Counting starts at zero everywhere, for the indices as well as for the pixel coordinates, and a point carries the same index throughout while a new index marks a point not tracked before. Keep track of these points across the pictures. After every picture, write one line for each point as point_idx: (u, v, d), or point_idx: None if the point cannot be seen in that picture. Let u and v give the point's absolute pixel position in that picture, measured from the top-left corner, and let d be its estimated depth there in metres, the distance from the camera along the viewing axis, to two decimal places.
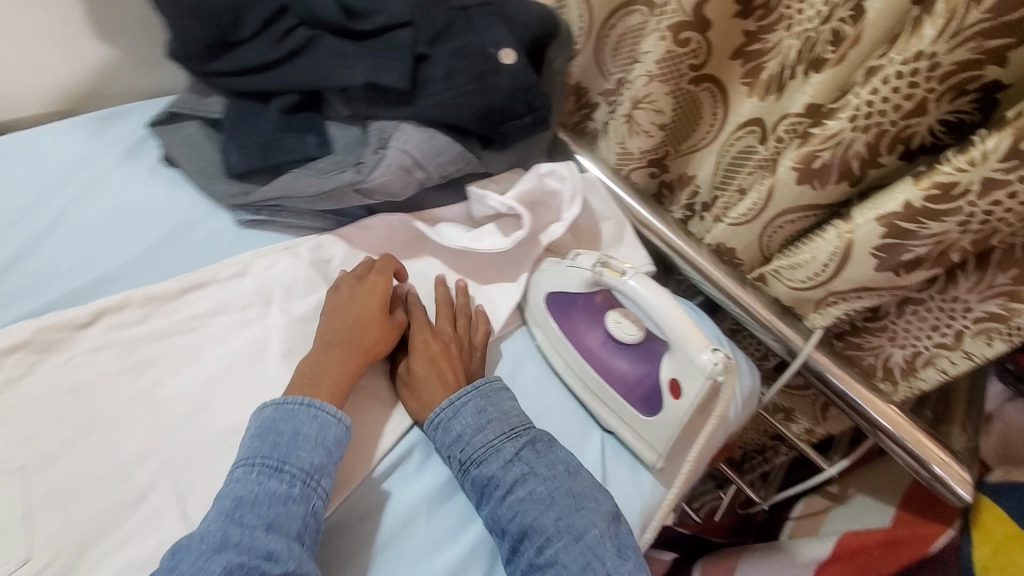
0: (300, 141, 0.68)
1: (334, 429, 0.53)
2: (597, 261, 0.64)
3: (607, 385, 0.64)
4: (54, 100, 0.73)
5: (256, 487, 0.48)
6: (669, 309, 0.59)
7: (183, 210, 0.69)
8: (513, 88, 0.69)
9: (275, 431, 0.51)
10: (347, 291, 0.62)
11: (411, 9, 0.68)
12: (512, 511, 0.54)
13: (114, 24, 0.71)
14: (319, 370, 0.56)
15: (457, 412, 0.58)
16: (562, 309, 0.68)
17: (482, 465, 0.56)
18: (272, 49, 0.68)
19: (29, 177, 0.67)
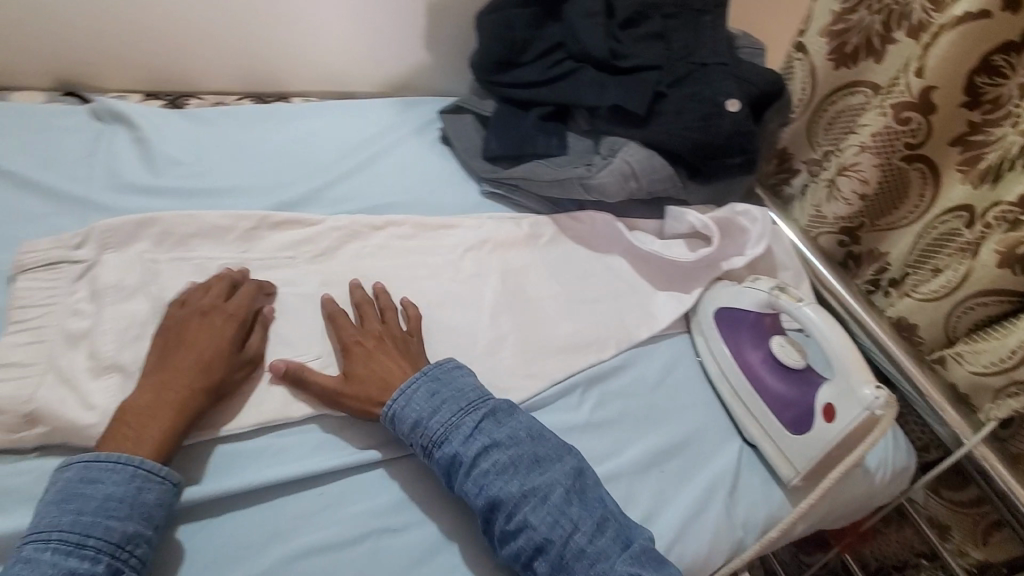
0: (546, 140, 0.86)
1: (157, 490, 0.48)
2: (775, 286, 0.72)
3: (760, 399, 0.69)
4: (381, 84, 1.01)
5: (48, 569, 0.43)
6: (840, 341, 0.65)
7: (445, 174, 0.89)
8: (732, 131, 0.81)
9: (80, 498, 0.46)
10: (193, 324, 0.56)
11: (661, 59, 0.85)
12: (477, 486, 0.54)
13: (440, 39, 0.97)
14: (141, 421, 0.50)
15: (410, 398, 0.57)
16: (729, 323, 0.74)
17: (443, 445, 0.55)
18: (545, 71, 0.89)
19: (350, 129, 0.90)
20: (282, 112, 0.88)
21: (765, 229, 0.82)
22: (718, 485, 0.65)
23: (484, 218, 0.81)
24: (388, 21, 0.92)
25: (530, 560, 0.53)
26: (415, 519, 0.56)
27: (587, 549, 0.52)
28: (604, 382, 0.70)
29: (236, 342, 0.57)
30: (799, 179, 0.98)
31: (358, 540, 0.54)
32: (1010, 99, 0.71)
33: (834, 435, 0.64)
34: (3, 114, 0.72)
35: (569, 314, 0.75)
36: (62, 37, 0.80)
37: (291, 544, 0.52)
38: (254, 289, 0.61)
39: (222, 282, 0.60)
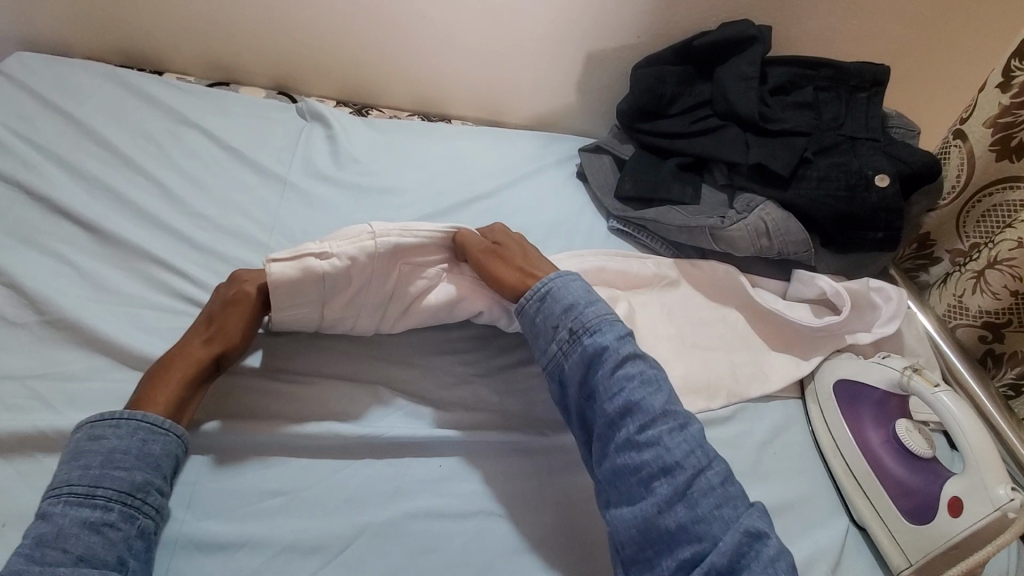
0: (681, 189, 0.89)
1: (162, 442, 0.51)
2: (908, 366, 0.68)
3: (877, 481, 0.66)
4: (531, 117, 1.10)
5: (60, 519, 0.46)
6: (974, 433, 0.62)
7: (579, 207, 0.96)
8: (878, 207, 0.80)
9: (86, 453, 0.49)
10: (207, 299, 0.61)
11: (810, 127, 0.87)
12: (618, 387, 0.59)
13: (594, 83, 1.04)
14: (145, 382, 0.54)
15: (568, 285, 0.64)
16: (849, 396, 0.72)
17: (594, 335, 0.61)
18: (688, 125, 0.93)
19: (498, 153, 0.99)
20: (446, 131, 0.99)
21: (899, 310, 0.79)
22: (822, 560, 0.62)
23: (611, 251, 0.85)
24: (550, 63, 1.01)
25: (651, 478, 0.55)
26: (520, 514, 0.58)
27: (714, 487, 0.55)
28: (710, 428, 0.71)
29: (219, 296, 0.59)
30: (940, 267, 0.94)
31: (465, 517, 0.56)
32: None
33: (959, 530, 0.60)
34: (235, 104, 0.87)
35: (685, 354, 0.75)
36: (288, 48, 0.96)
37: (411, 504, 0.56)
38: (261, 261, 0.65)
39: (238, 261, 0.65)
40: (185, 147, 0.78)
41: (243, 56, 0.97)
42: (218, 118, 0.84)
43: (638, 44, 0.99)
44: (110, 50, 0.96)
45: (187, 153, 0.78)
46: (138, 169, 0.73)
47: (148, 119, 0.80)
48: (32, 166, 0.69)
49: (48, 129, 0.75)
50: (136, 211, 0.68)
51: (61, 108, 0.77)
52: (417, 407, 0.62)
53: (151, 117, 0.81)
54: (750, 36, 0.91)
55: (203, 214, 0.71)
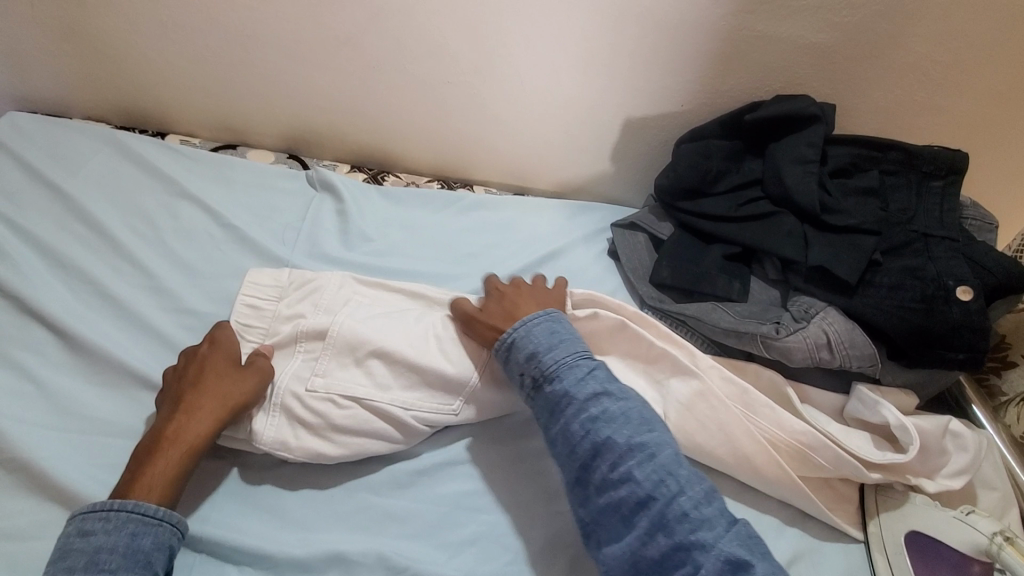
0: (728, 283, 0.80)
1: (150, 536, 0.47)
2: (999, 532, 0.59)
3: None
4: (558, 183, 1.02)
5: None
6: None
7: (608, 292, 0.88)
8: (960, 324, 0.69)
9: (71, 555, 0.46)
10: (196, 366, 0.58)
11: (877, 222, 0.77)
12: (585, 429, 0.55)
13: (630, 152, 0.96)
14: (144, 471, 0.50)
15: (529, 332, 0.60)
16: (922, 552, 0.64)
17: (557, 382, 0.57)
18: (735, 209, 0.85)
19: (520, 226, 0.91)
20: (455, 198, 0.90)
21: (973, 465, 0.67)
22: None
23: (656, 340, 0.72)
24: (579, 130, 0.93)
25: (629, 513, 0.51)
26: None
27: (690, 513, 0.50)
28: None
29: (219, 367, 0.57)
30: (1016, 376, 0.82)
31: None
32: None
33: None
34: (239, 171, 0.80)
35: None
36: (300, 108, 0.89)
37: None
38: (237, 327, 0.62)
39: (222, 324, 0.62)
40: (179, 225, 0.72)
41: (252, 117, 0.91)
42: (219, 190, 0.78)
43: (679, 113, 0.90)
44: (116, 110, 0.92)
45: (183, 233, 0.71)
46: (125, 256, 0.68)
47: (146, 192, 0.75)
48: (15, 261, 0.64)
49: (34, 208, 0.70)
50: (126, 315, 0.63)
51: (51, 182, 0.72)
52: (419, 570, 0.53)
53: (148, 189, 0.75)
54: (810, 114, 0.82)
55: (196, 312, 0.65)
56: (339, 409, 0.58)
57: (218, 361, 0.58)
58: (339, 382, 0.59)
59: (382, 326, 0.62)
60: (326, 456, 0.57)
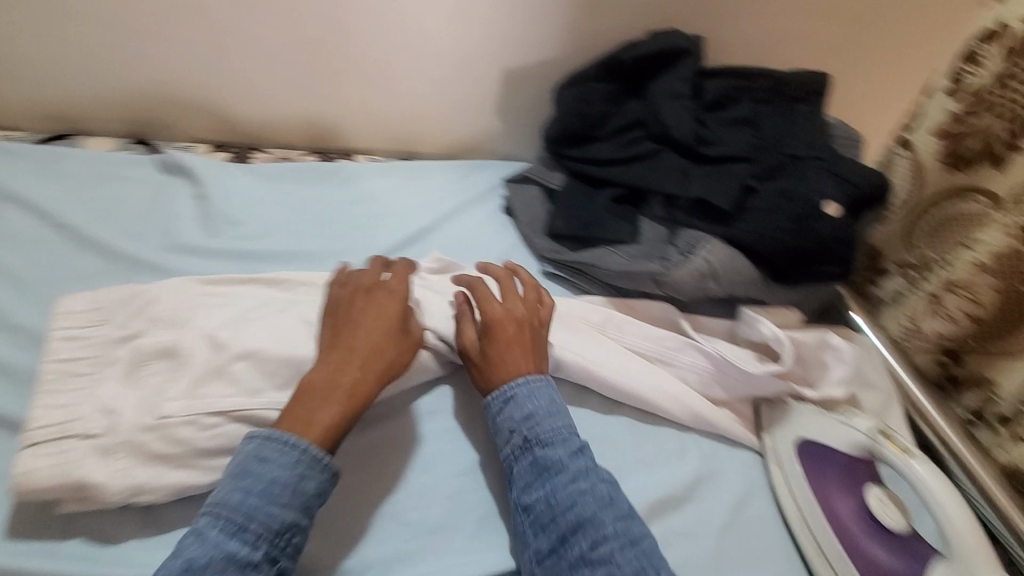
0: (617, 225, 0.80)
1: (314, 482, 0.50)
2: (876, 429, 0.63)
3: (851, 561, 0.61)
4: (447, 145, 0.97)
5: (210, 550, 0.45)
6: (956, 513, 0.56)
7: (506, 250, 0.85)
8: (829, 238, 0.72)
9: (248, 475, 0.48)
10: (357, 304, 0.59)
11: (751, 149, 0.79)
12: (570, 500, 0.54)
13: (515, 104, 0.93)
14: (303, 409, 0.52)
15: (533, 392, 0.59)
16: (813, 460, 0.67)
17: (548, 447, 0.56)
18: (620, 151, 0.85)
19: (406, 194, 0.87)
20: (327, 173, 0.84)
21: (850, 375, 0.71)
22: None
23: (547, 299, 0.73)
24: (458, 84, 0.89)
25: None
26: None
27: None
28: (665, 518, 0.62)
29: (387, 316, 0.58)
30: (891, 282, 0.87)
31: None
32: None
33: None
34: (72, 165, 0.72)
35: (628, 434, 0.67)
36: (153, 85, 0.81)
37: None
38: (381, 263, 0.64)
39: (377, 265, 0.63)
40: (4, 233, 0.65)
41: (90, 102, 0.82)
42: (53, 189, 0.70)
43: (558, 59, 0.88)
44: None
45: (10, 243, 0.64)
46: None
47: None
48: None
49: None
50: None
51: None
52: None
53: None
54: (679, 49, 0.83)
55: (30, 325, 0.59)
56: (204, 430, 0.51)
57: (388, 304, 0.59)
58: (200, 400, 0.52)
59: (242, 324, 0.58)
60: (195, 485, 0.51)
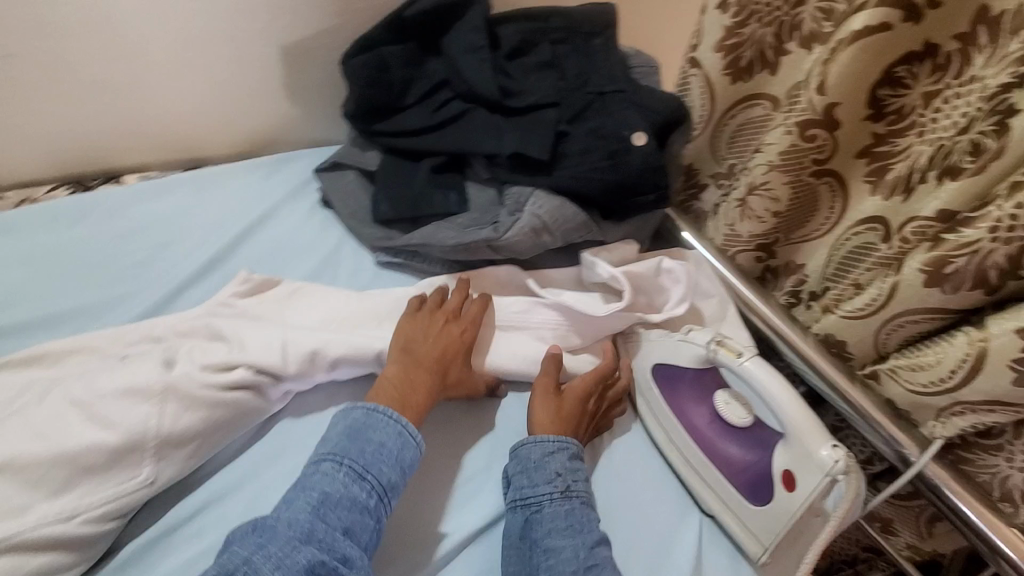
0: (444, 198, 0.76)
1: (411, 451, 0.58)
2: (712, 339, 0.67)
3: (713, 465, 0.67)
4: (247, 138, 0.88)
5: (338, 488, 0.54)
6: (785, 400, 0.61)
7: (332, 248, 0.79)
8: (643, 168, 0.74)
9: (362, 437, 0.57)
10: (437, 322, 0.66)
11: (556, 92, 0.78)
12: (592, 560, 0.55)
13: (304, 87, 0.85)
14: (398, 395, 0.61)
15: (581, 457, 0.64)
16: (668, 380, 0.72)
17: (583, 508, 0.60)
18: (430, 117, 0.79)
19: (196, 218, 0.77)
20: (89, 208, 0.74)
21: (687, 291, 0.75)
22: None
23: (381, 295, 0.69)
24: (226, 79, 0.80)
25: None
26: None
27: None
28: None
29: (466, 333, 0.67)
30: (710, 193, 0.94)
31: None
32: (912, 110, 0.67)
33: (799, 506, 0.60)
34: None
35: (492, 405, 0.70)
36: None
37: None
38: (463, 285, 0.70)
39: (458, 294, 0.69)
40: None
41: None
42: None
43: (338, 26, 0.80)
44: None
45: None
46: None
47: None
48: None
49: None
50: None
51: None
52: None
53: None
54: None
55: None
56: None
57: (464, 320, 0.68)
58: None
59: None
60: None
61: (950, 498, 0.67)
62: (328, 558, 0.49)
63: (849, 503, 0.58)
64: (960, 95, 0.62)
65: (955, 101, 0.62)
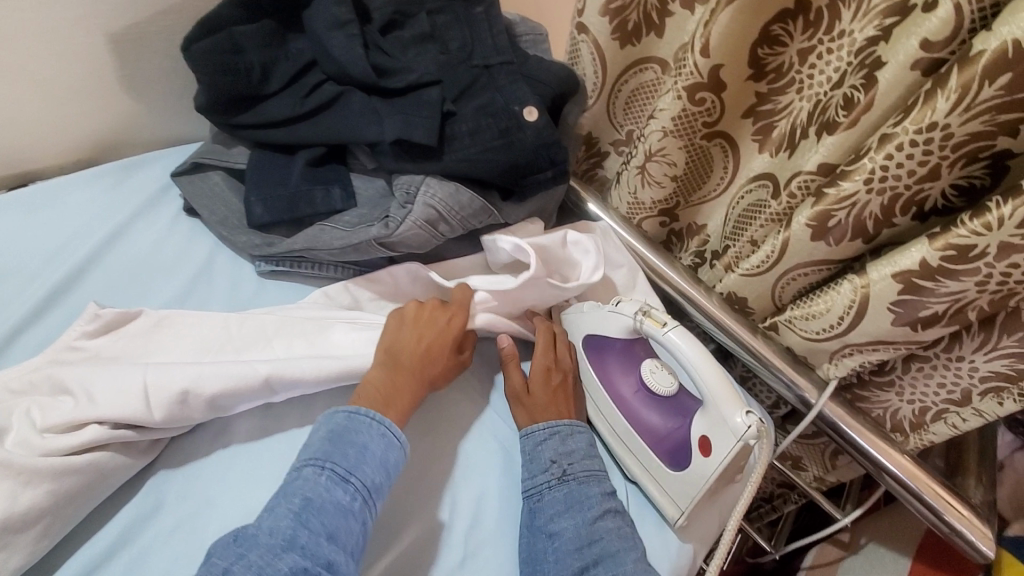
0: (326, 193, 0.69)
1: (395, 452, 0.55)
2: (639, 310, 0.66)
3: (636, 434, 0.67)
4: (86, 143, 0.76)
5: (322, 492, 0.50)
6: (707, 367, 0.61)
7: (202, 262, 0.70)
8: (537, 144, 0.71)
9: (345, 440, 0.53)
10: (423, 319, 0.63)
11: (438, 68, 0.72)
12: (595, 536, 0.56)
13: (143, 79, 0.73)
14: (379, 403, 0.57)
15: (575, 434, 0.64)
16: (595, 350, 0.72)
17: (583, 485, 0.60)
18: (299, 103, 0.70)
19: (25, 247, 0.66)
20: None
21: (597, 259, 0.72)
22: None
23: (262, 313, 0.62)
24: (42, 80, 0.67)
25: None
26: None
27: None
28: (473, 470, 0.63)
29: (450, 330, 0.63)
30: (612, 161, 0.93)
31: None
32: (790, 67, 0.68)
33: (713, 471, 0.61)
34: None
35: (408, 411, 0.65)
36: None
37: None
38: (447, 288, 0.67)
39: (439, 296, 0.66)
40: None
41: None
42: None
43: (173, 5, 0.69)
44: None
45: None
46: None
47: None
48: None
49: None
50: None
51: None
52: None
53: None
54: None
55: None
56: None
57: (450, 313, 0.64)
58: None
59: None
60: None
61: (849, 433, 0.72)
62: (311, 565, 0.46)
63: (766, 463, 0.60)
64: (832, 51, 0.63)
65: (828, 57, 0.64)
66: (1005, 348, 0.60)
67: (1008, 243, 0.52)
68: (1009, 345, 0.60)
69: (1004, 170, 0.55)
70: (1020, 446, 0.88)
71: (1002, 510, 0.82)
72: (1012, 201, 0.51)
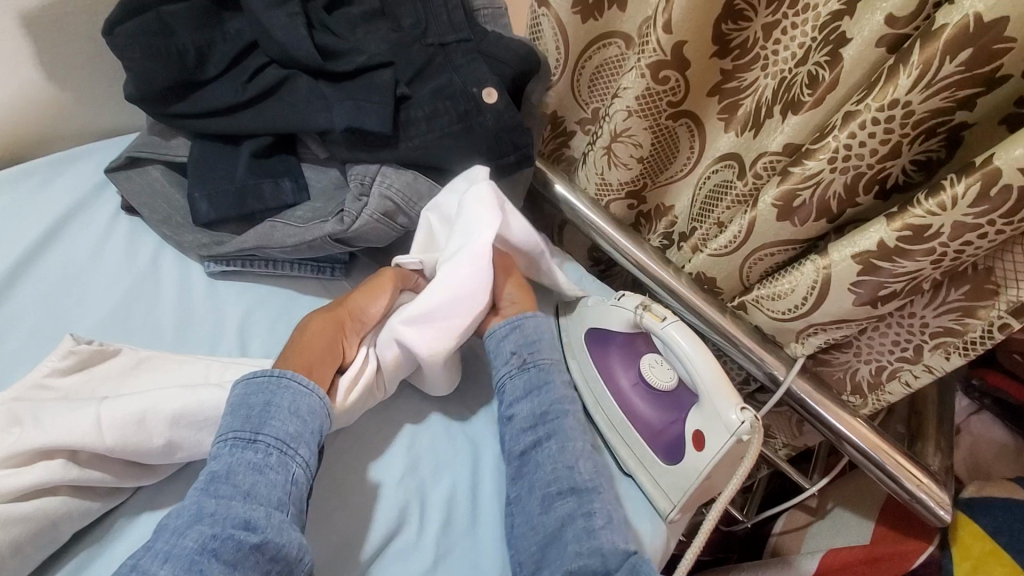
0: (276, 187, 0.66)
1: (308, 400, 0.53)
2: (639, 304, 0.66)
3: (632, 427, 0.68)
4: (10, 140, 0.70)
5: (226, 459, 0.48)
6: (705, 362, 0.61)
7: (146, 262, 0.66)
8: (497, 129, 0.68)
9: (246, 404, 0.51)
10: None
11: (390, 49, 0.67)
12: (546, 415, 0.60)
13: (66, 67, 0.67)
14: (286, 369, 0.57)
15: (533, 326, 0.66)
16: (599, 343, 0.73)
17: (540, 371, 0.63)
18: (241, 90, 0.65)
19: None
20: None
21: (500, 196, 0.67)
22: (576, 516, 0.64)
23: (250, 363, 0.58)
24: None
25: (555, 478, 0.56)
26: None
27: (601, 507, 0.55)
28: (445, 472, 0.61)
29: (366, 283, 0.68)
30: (579, 142, 0.90)
31: None
32: (755, 43, 0.66)
33: (705, 464, 0.60)
34: None
35: (372, 413, 0.64)
36: None
37: None
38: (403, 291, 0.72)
39: None
40: None
41: None
42: None
43: None
44: None
45: None
46: None
47: None
48: None
49: None
50: None
51: None
52: None
53: None
54: None
55: None
56: None
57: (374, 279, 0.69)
58: None
59: None
60: None
61: (816, 411, 0.73)
62: (223, 529, 0.45)
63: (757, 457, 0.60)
64: (796, 26, 0.62)
65: (792, 32, 0.62)
66: (954, 304, 0.62)
67: (962, 223, 0.52)
68: (957, 300, 0.62)
69: (959, 141, 0.56)
70: (976, 409, 0.91)
71: (960, 471, 0.86)
72: (966, 179, 0.51)
